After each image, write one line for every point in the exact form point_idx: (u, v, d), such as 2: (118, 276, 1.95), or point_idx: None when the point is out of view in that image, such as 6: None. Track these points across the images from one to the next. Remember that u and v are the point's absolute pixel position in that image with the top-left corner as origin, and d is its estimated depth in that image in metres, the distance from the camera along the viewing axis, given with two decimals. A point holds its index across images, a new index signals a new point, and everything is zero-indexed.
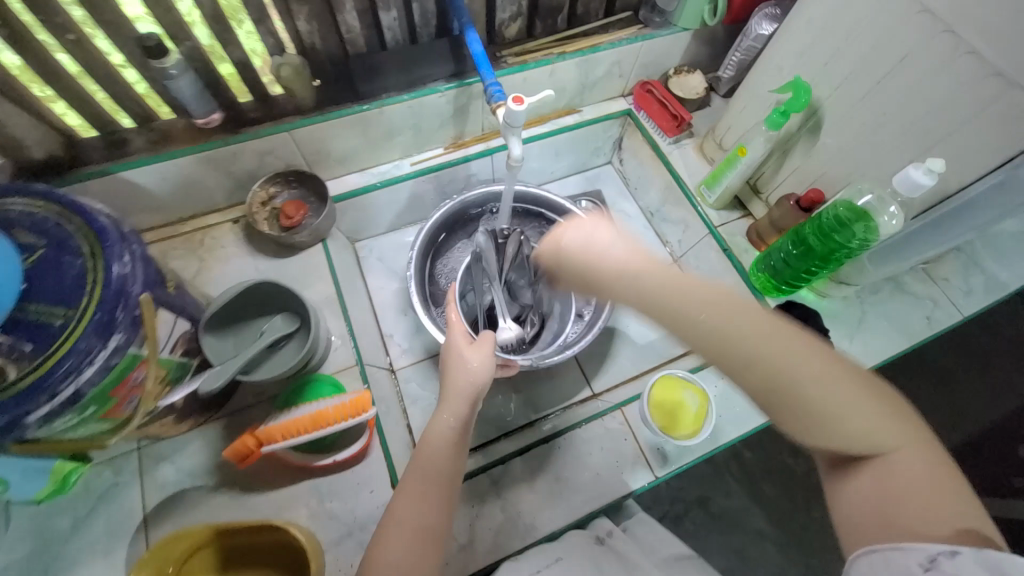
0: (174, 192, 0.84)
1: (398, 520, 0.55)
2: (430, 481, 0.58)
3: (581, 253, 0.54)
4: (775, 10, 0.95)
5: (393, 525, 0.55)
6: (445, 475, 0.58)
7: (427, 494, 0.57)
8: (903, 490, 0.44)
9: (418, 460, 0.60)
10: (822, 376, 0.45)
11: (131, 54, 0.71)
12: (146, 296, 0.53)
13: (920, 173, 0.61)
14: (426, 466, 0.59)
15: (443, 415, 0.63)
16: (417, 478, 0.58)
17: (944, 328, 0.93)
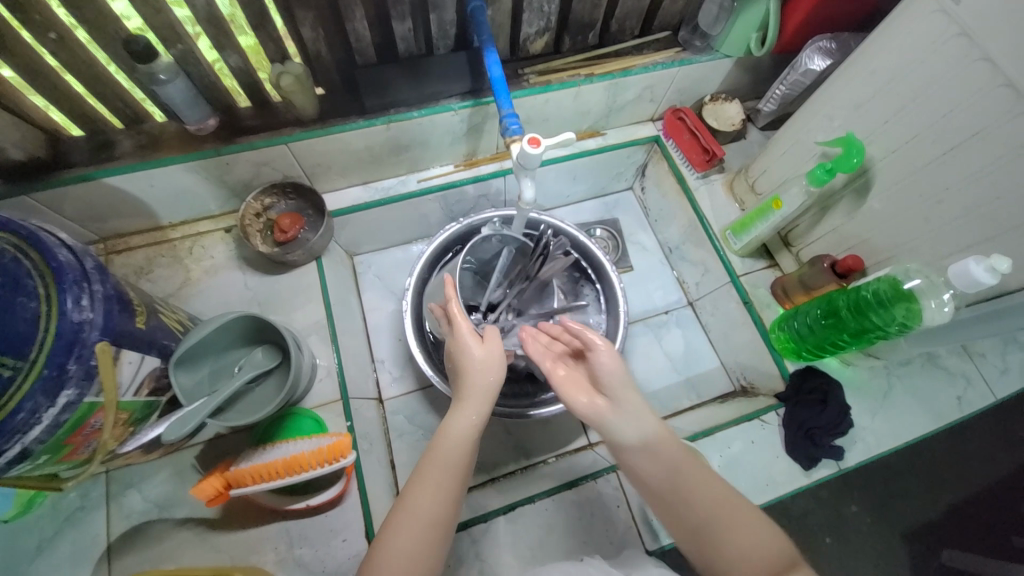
0: (162, 199, 0.79)
1: (409, 509, 0.53)
2: (448, 475, 0.56)
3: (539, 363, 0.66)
4: (830, 44, 0.84)
5: (403, 514, 0.53)
6: (461, 469, 0.57)
7: (444, 487, 0.55)
8: (748, 556, 0.48)
9: (434, 451, 0.58)
10: (680, 475, 0.55)
11: (118, 55, 0.65)
12: (105, 343, 0.49)
13: (982, 270, 0.55)
14: (441, 459, 0.57)
15: (461, 411, 0.61)
16: (433, 468, 0.56)
17: (975, 410, 0.85)
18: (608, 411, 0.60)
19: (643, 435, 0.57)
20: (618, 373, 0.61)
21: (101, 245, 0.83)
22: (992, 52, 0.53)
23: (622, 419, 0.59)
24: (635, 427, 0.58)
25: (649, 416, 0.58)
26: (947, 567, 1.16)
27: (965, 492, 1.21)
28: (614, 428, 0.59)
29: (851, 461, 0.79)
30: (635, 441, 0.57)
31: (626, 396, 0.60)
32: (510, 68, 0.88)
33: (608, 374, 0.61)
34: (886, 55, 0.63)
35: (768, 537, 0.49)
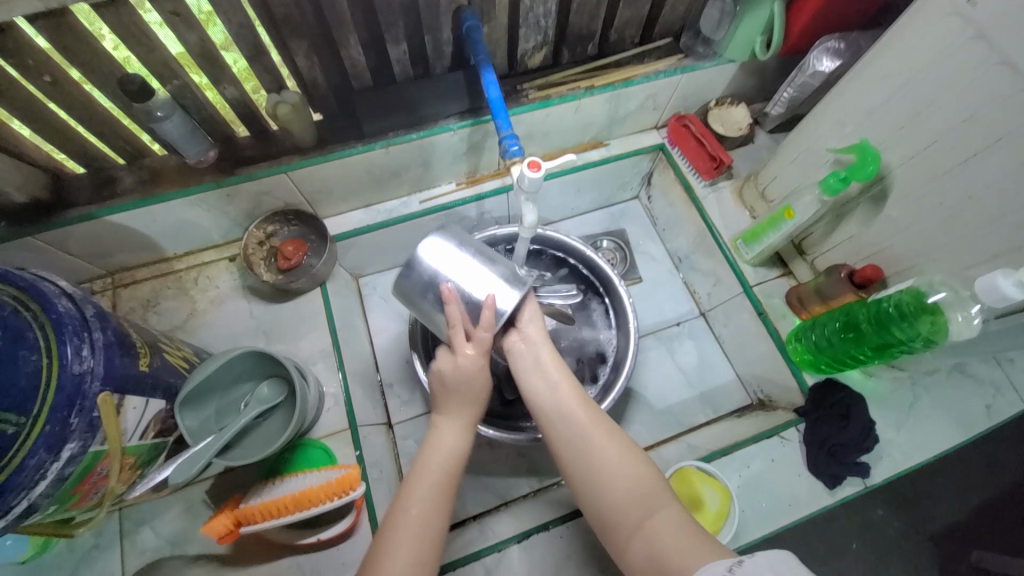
0: (166, 232, 0.80)
1: (406, 512, 0.55)
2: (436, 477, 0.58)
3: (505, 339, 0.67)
4: (839, 44, 0.82)
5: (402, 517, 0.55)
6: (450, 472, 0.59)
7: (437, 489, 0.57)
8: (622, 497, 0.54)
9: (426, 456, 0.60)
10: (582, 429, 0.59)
11: (115, 94, 0.65)
12: (106, 393, 0.49)
13: (1009, 284, 0.53)
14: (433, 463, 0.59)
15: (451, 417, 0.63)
16: (428, 476, 0.58)
17: (1006, 418, 0.81)
18: (517, 342, 0.65)
19: (538, 363, 0.63)
20: (535, 317, 0.67)
21: (108, 279, 0.83)
22: (1014, 55, 0.50)
23: (525, 350, 0.65)
24: (531, 356, 0.64)
25: (545, 348, 0.64)
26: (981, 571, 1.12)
27: (997, 493, 1.16)
28: (518, 359, 0.64)
29: (876, 478, 0.76)
30: (529, 367, 0.63)
31: (535, 333, 0.65)
32: (508, 84, 0.86)
33: (525, 317, 0.66)
34: (900, 57, 0.61)
35: (637, 475, 0.55)
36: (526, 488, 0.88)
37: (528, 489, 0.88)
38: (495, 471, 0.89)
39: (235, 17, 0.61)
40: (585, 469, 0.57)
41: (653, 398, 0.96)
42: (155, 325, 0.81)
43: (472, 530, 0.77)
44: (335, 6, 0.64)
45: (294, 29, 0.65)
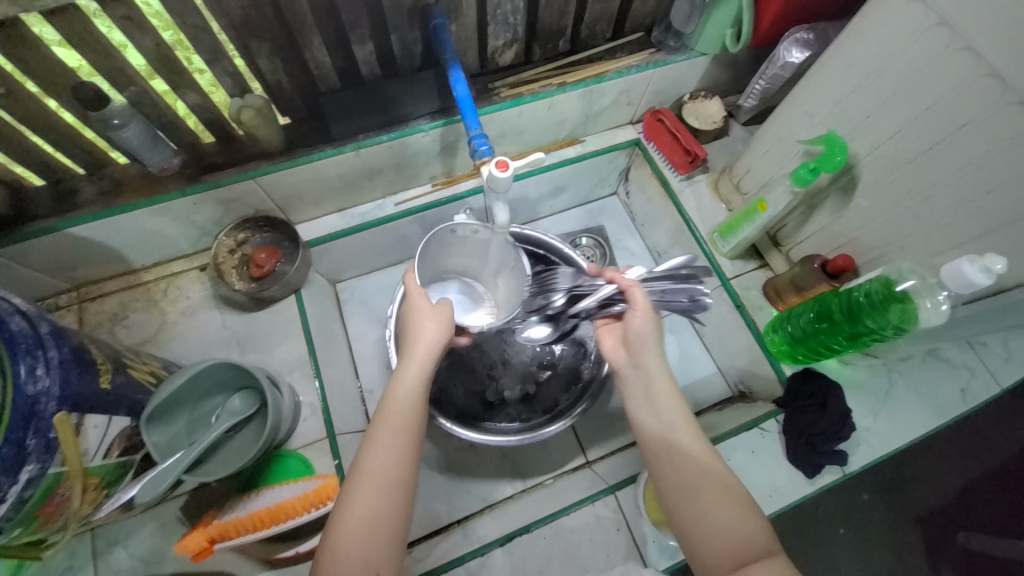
0: (132, 243, 0.77)
1: (365, 473, 0.55)
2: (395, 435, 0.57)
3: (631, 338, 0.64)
4: (808, 35, 0.82)
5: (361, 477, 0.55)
6: (410, 427, 0.58)
7: (395, 447, 0.57)
8: (727, 543, 0.51)
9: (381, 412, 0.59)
10: (692, 465, 0.57)
11: (70, 103, 0.63)
12: (63, 413, 0.47)
13: (975, 271, 0.53)
14: (388, 420, 0.58)
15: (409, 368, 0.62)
16: (386, 434, 0.57)
17: (980, 401, 0.83)
18: (628, 366, 0.66)
19: (650, 394, 0.63)
20: (643, 335, 0.63)
21: (73, 293, 0.81)
22: (975, 42, 0.51)
23: (636, 376, 0.65)
24: (642, 385, 0.64)
25: (660, 379, 0.63)
26: (965, 550, 1.14)
27: (976, 472, 1.18)
28: (631, 383, 0.66)
29: (855, 465, 0.77)
30: (642, 398, 0.63)
31: (646, 356, 0.64)
32: (479, 83, 0.85)
33: (635, 333, 0.63)
34: (864, 48, 0.61)
35: (748, 525, 0.52)
36: (510, 489, 0.88)
37: (513, 490, 0.87)
38: (480, 474, 0.88)
39: (191, 20, 0.59)
40: (690, 508, 0.55)
41: None
42: (124, 339, 0.79)
43: (456, 534, 0.77)
44: (295, 6, 0.62)
45: (254, 31, 0.63)
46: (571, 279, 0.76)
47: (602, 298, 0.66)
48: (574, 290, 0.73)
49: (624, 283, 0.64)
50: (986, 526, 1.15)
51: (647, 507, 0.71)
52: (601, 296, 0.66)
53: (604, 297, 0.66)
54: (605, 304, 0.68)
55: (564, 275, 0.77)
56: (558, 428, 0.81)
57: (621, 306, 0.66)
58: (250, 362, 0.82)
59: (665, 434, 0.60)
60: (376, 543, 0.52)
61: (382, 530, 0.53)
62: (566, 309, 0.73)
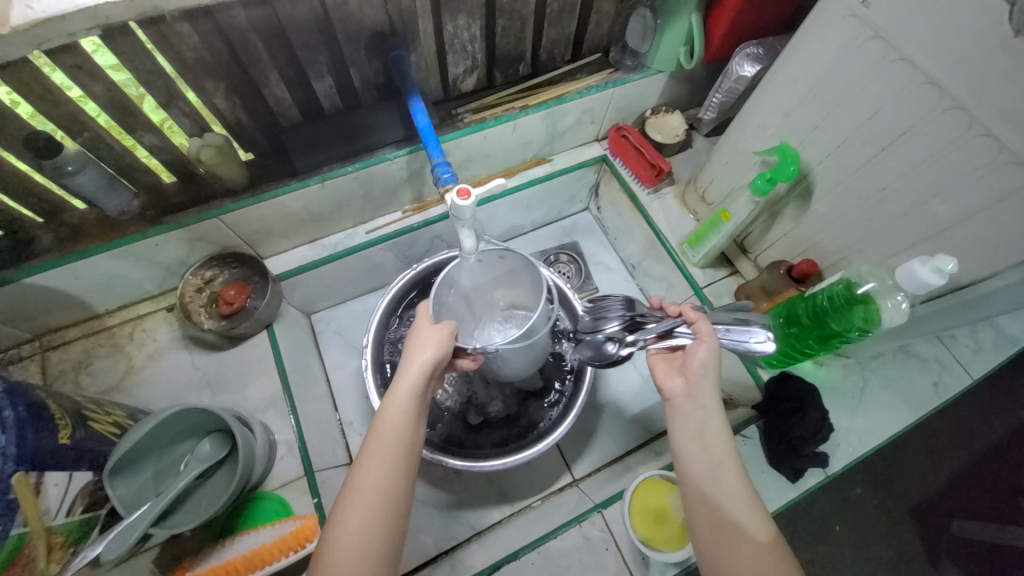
0: (94, 289, 0.76)
1: (353, 517, 0.51)
2: (388, 474, 0.53)
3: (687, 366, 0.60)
4: (758, 49, 0.85)
5: (349, 520, 0.51)
6: (401, 464, 0.54)
7: (387, 487, 0.53)
8: None
9: (372, 449, 0.54)
10: (740, 508, 0.53)
11: (21, 152, 0.61)
12: (23, 472, 0.46)
13: (928, 271, 0.54)
14: (380, 456, 0.54)
15: (398, 396, 0.57)
16: (373, 476, 0.53)
17: (953, 394, 0.84)
18: (681, 395, 0.60)
19: (702, 428, 0.58)
20: (707, 369, 0.59)
21: (33, 343, 0.78)
22: (907, 53, 0.53)
23: (691, 408, 0.59)
24: (697, 415, 0.58)
25: (715, 411, 0.58)
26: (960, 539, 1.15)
27: (959, 461, 1.20)
28: (680, 413, 0.60)
29: (836, 466, 0.78)
30: (692, 431, 0.58)
31: (705, 392, 0.59)
32: (442, 110, 0.86)
33: (696, 364, 0.59)
34: (808, 62, 0.63)
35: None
36: (498, 515, 0.86)
37: (501, 516, 0.86)
38: (466, 501, 0.87)
39: (143, 65, 0.59)
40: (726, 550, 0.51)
41: (620, 407, 0.95)
42: (88, 387, 0.76)
43: (442, 567, 0.75)
44: (249, 46, 0.62)
45: (210, 71, 0.63)
46: (630, 311, 0.73)
47: (665, 328, 0.64)
48: (636, 319, 0.70)
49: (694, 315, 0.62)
50: (974, 514, 1.16)
51: (634, 523, 0.71)
52: (666, 325, 0.64)
53: (669, 327, 0.63)
54: (664, 334, 0.64)
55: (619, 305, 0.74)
56: (536, 453, 0.78)
57: (682, 339, 0.63)
58: (222, 402, 0.80)
59: (714, 472, 0.55)
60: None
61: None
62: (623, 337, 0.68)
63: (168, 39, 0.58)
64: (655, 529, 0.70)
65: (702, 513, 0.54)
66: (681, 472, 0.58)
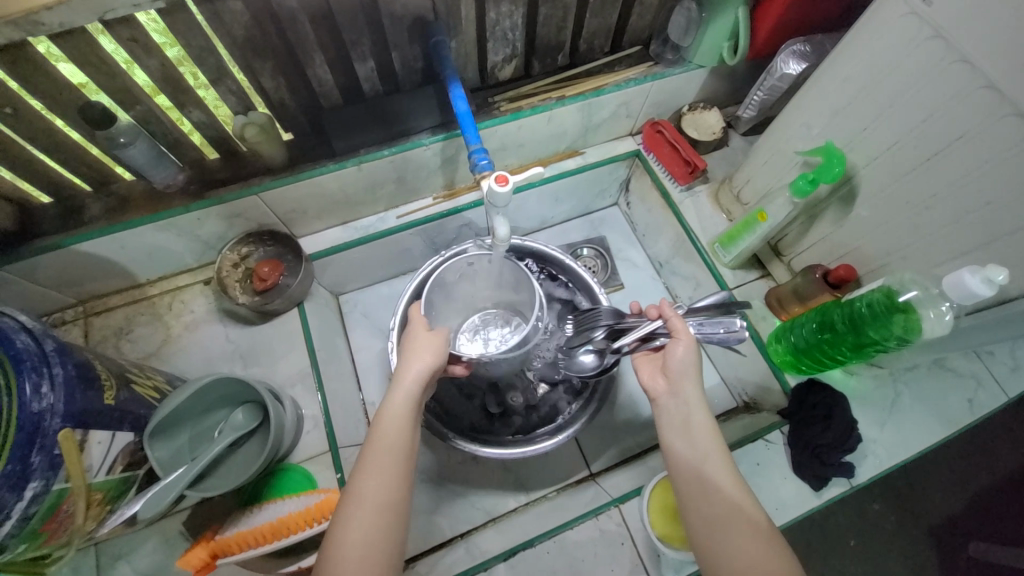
0: (137, 259, 0.78)
1: (351, 518, 0.52)
2: (385, 476, 0.54)
3: (670, 362, 0.62)
4: (805, 46, 0.82)
5: (348, 521, 0.52)
6: (399, 468, 0.55)
7: (383, 489, 0.54)
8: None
9: (369, 453, 0.56)
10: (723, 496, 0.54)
11: (77, 122, 0.64)
12: (68, 430, 0.48)
13: (977, 282, 0.53)
14: (379, 458, 0.55)
15: (394, 401, 0.60)
16: (370, 478, 0.54)
17: (988, 412, 0.81)
18: (664, 393, 0.62)
19: (686, 424, 0.59)
20: (687, 364, 0.61)
21: (79, 308, 0.81)
22: (969, 54, 0.51)
23: (674, 404, 0.61)
24: (681, 411, 0.60)
25: (697, 408, 0.60)
26: (977, 561, 1.12)
27: (986, 482, 1.16)
28: (665, 411, 0.62)
29: (861, 477, 0.76)
30: (675, 426, 0.60)
31: (685, 387, 0.60)
32: (479, 98, 0.86)
33: (676, 362, 0.61)
34: (860, 61, 0.61)
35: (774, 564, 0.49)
36: (513, 503, 0.87)
37: (516, 504, 0.87)
38: (482, 487, 0.88)
39: (194, 41, 0.61)
40: (713, 537, 0.52)
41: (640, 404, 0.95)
42: (128, 353, 0.79)
43: (458, 550, 0.76)
44: (296, 27, 0.63)
45: (257, 51, 0.65)
46: (611, 317, 0.74)
47: (644, 333, 0.65)
48: (615, 325, 0.72)
49: (670, 314, 0.63)
50: (997, 536, 1.13)
51: (651, 520, 0.71)
52: (643, 329, 0.65)
53: (648, 331, 0.65)
54: (645, 337, 0.67)
55: (605, 311, 0.75)
56: (557, 441, 0.80)
57: (664, 340, 0.66)
58: (253, 375, 0.82)
59: (700, 466, 0.56)
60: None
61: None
62: (608, 344, 0.71)
63: (220, 17, 0.59)
64: (673, 527, 0.69)
65: (692, 512, 0.55)
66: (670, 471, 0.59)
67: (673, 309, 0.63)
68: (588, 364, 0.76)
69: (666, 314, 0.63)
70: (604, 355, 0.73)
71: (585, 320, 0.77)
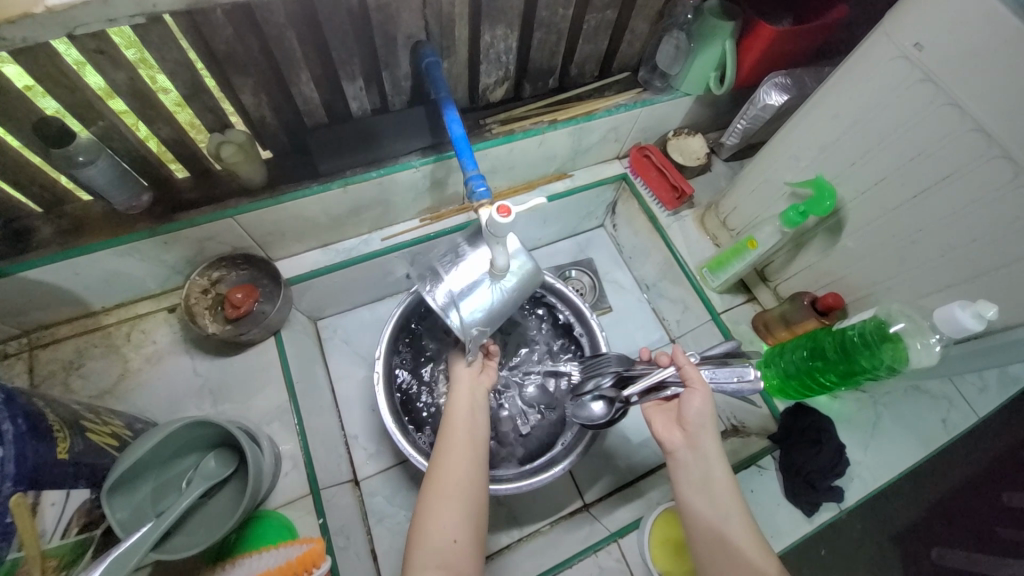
0: (94, 286, 0.71)
1: (432, 496, 0.58)
2: (460, 455, 0.61)
3: (688, 416, 0.62)
4: (786, 79, 0.84)
5: (430, 500, 0.58)
6: (469, 448, 0.63)
7: (457, 466, 0.60)
8: None
9: (443, 442, 0.63)
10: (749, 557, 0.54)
11: (29, 138, 0.57)
12: (18, 495, 0.42)
13: (968, 317, 0.56)
14: (451, 442, 0.63)
15: (458, 403, 0.68)
16: (446, 459, 0.61)
17: (960, 431, 0.85)
18: (682, 447, 0.62)
19: (705, 480, 0.59)
20: (703, 416, 0.61)
21: (22, 340, 0.73)
22: (959, 98, 0.53)
23: (693, 460, 0.61)
24: (699, 468, 0.60)
25: (717, 465, 0.60)
26: (939, 566, 1.16)
27: (945, 489, 1.22)
28: (683, 466, 0.61)
29: (850, 500, 0.77)
30: (693, 483, 0.60)
31: (704, 440, 0.61)
32: (470, 119, 0.84)
33: (693, 414, 0.61)
34: (850, 99, 0.64)
35: None
36: (506, 539, 0.84)
37: (509, 540, 0.84)
38: None
39: (169, 55, 0.56)
40: None
41: (630, 429, 0.93)
42: (79, 391, 0.71)
43: None
44: (283, 42, 0.59)
45: (238, 66, 0.60)
46: (619, 363, 0.73)
47: (655, 381, 0.64)
48: (624, 372, 0.71)
49: (683, 364, 0.63)
50: (957, 541, 1.18)
51: (652, 557, 0.68)
52: (656, 376, 0.64)
53: (659, 379, 0.64)
54: (654, 386, 0.65)
55: (613, 359, 0.75)
56: (559, 471, 0.76)
57: (676, 389, 0.64)
58: (225, 412, 0.76)
59: (720, 526, 0.57)
60: (450, 551, 0.55)
61: (455, 538, 0.55)
62: (618, 393, 0.69)
63: (200, 29, 0.55)
64: (675, 562, 0.68)
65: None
66: (689, 527, 0.59)
67: (685, 358, 0.63)
68: (596, 413, 0.71)
69: (682, 364, 0.63)
70: (613, 406, 0.70)
71: (592, 368, 0.77)
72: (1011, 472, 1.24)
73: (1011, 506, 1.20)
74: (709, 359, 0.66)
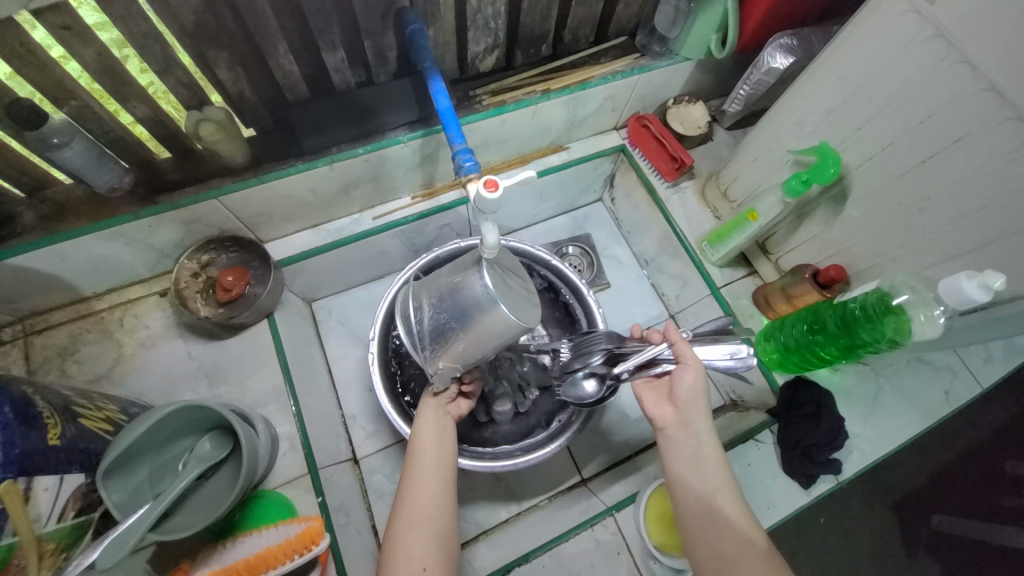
0: (82, 272, 0.70)
1: (401, 524, 0.59)
2: (426, 485, 0.61)
3: (680, 393, 0.62)
4: (792, 40, 0.80)
5: (399, 528, 0.58)
6: (435, 477, 0.62)
7: (424, 495, 0.61)
8: None
9: (410, 471, 0.63)
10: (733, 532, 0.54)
11: (1, 121, 0.55)
12: (8, 481, 0.43)
13: (975, 287, 0.54)
14: (417, 469, 0.63)
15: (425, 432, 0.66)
16: (413, 488, 0.61)
17: (963, 403, 0.84)
18: (674, 424, 0.62)
19: (697, 455, 0.59)
20: (695, 393, 0.61)
21: (16, 327, 0.72)
22: (973, 55, 0.50)
23: (685, 436, 0.61)
24: (690, 445, 0.60)
25: (707, 441, 0.60)
26: (937, 533, 1.17)
27: (946, 458, 1.22)
28: (674, 442, 0.61)
29: (848, 472, 0.77)
30: (686, 458, 0.60)
31: (696, 417, 0.61)
32: (459, 90, 0.81)
33: (684, 391, 0.62)
34: (857, 59, 0.60)
35: None
36: (505, 514, 0.85)
37: (508, 515, 0.85)
38: (471, 499, 0.85)
39: (137, 27, 0.53)
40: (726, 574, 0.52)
41: (627, 406, 0.93)
42: (75, 376, 0.71)
43: None
44: (255, 11, 0.56)
45: (210, 38, 0.57)
46: (607, 340, 0.72)
47: (646, 357, 0.64)
48: (614, 350, 0.70)
49: (678, 341, 0.63)
50: (956, 508, 1.18)
51: (647, 530, 0.69)
52: (649, 353, 0.64)
53: (651, 356, 0.64)
54: (646, 363, 0.65)
55: (601, 335, 0.73)
56: (553, 448, 0.77)
57: (667, 366, 0.64)
58: (221, 395, 0.76)
59: (709, 501, 0.57)
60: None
61: (424, 566, 0.56)
62: (611, 371, 0.68)
63: (167, 1, 0.52)
64: (670, 535, 0.68)
65: (703, 549, 0.55)
66: (679, 500, 0.59)
67: (679, 334, 0.62)
68: (588, 392, 0.70)
69: (674, 341, 0.62)
70: (604, 383, 0.70)
71: (579, 344, 0.75)
72: (1014, 441, 1.23)
73: (1013, 474, 1.20)
74: (705, 336, 0.66)
